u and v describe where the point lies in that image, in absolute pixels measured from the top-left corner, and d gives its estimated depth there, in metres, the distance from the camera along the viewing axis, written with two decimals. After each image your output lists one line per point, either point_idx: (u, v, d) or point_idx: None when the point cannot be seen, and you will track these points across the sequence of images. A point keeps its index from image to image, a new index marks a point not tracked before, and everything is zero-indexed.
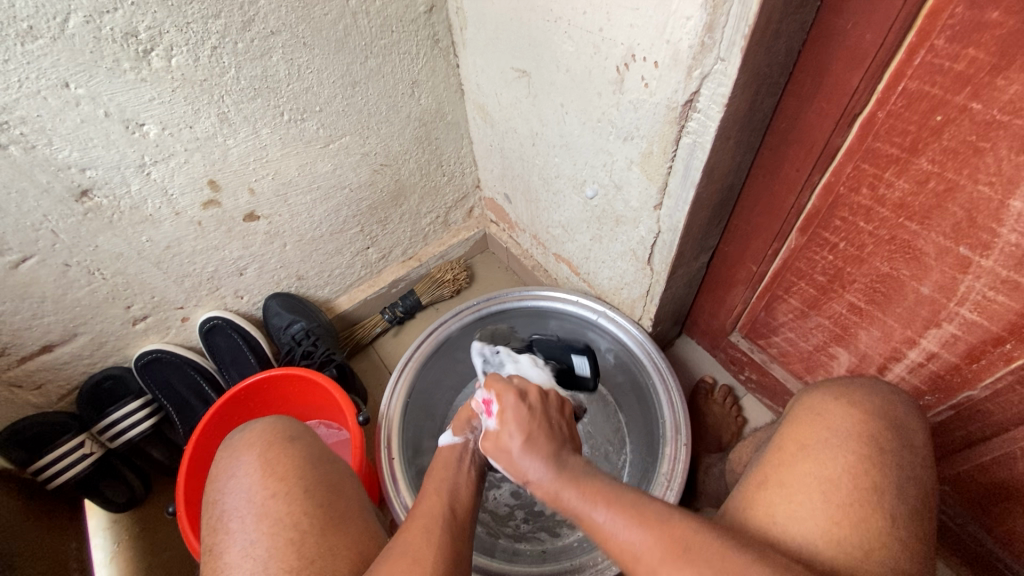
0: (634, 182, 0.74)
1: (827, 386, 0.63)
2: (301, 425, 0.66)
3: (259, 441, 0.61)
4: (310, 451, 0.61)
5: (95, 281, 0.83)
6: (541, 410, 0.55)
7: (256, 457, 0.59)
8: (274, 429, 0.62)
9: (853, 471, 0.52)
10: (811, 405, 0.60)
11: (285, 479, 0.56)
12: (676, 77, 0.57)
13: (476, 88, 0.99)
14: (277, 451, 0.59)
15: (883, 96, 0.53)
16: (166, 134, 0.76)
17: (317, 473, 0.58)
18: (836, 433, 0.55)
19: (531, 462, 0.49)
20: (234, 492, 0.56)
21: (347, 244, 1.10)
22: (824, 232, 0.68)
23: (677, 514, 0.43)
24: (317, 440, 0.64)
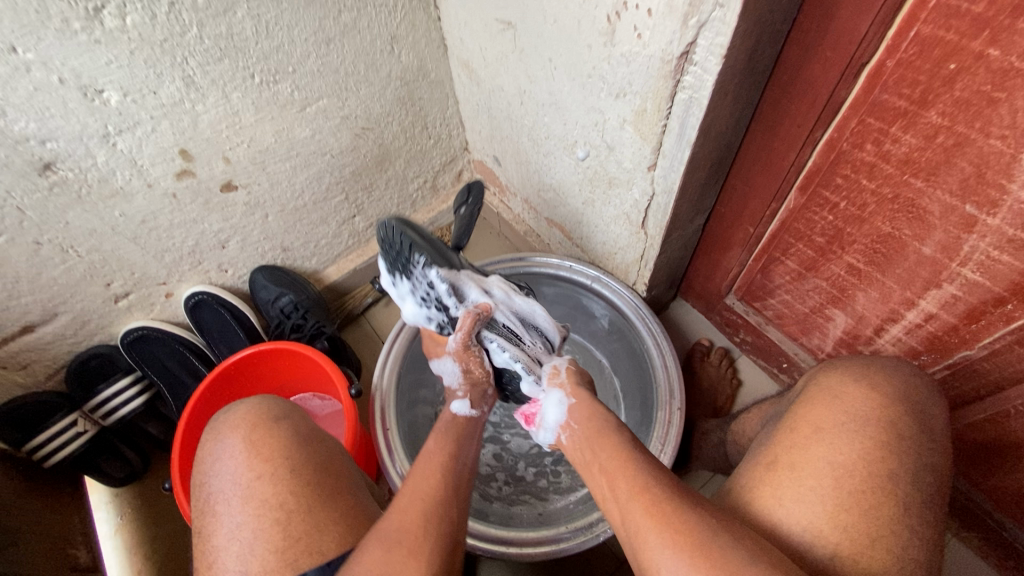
0: (627, 142, 0.70)
1: (843, 360, 0.61)
2: (287, 404, 0.64)
3: (244, 423, 0.59)
4: (297, 431, 0.59)
5: (70, 259, 0.80)
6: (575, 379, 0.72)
7: (241, 440, 0.57)
8: (258, 411, 0.61)
9: (866, 455, 0.50)
10: (823, 381, 0.58)
11: (270, 462, 0.55)
12: (671, 26, 0.53)
13: (459, 42, 0.93)
14: (263, 433, 0.58)
15: (893, 43, 0.50)
16: (129, 101, 0.72)
17: (308, 455, 0.57)
18: (841, 410, 0.54)
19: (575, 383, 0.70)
20: (222, 475, 0.55)
21: (333, 213, 1.07)
22: (824, 191, 0.66)
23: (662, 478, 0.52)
24: (303, 418, 0.62)
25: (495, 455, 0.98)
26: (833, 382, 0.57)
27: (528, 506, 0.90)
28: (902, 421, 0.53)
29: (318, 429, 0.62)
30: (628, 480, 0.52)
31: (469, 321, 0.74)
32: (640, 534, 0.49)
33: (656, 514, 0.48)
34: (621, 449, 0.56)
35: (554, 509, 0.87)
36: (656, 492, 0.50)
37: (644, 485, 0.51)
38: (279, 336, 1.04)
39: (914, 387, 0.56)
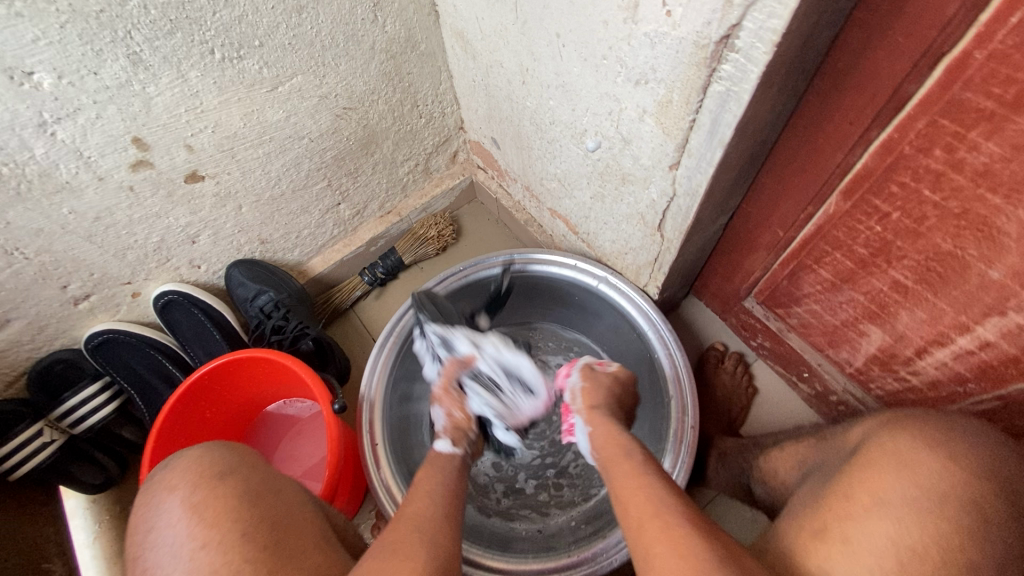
0: (646, 136, 0.61)
1: (911, 419, 0.55)
2: (233, 452, 0.58)
3: (184, 481, 0.53)
4: (246, 486, 0.53)
5: (17, 262, 0.72)
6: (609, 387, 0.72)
7: (182, 501, 0.51)
8: (200, 465, 0.55)
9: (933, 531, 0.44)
10: (880, 441, 0.53)
11: (215, 526, 0.49)
12: (711, 4, 0.43)
13: (452, 9, 0.81)
14: (205, 493, 0.51)
15: (987, 29, 0.40)
16: (65, 84, 0.61)
17: (254, 511, 0.51)
18: (902, 477, 0.48)
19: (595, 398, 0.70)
20: (163, 545, 0.49)
21: (314, 201, 0.97)
22: (874, 198, 0.57)
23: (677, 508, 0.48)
24: (255, 470, 0.56)
25: (494, 464, 0.91)
26: (889, 445, 0.52)
27: (527, 523, 0.85)
28: (975, 494, 0.46)
29: (271, 478, 0.56)
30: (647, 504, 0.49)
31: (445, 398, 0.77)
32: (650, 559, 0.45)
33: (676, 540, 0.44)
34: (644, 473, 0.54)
35: (554, 527, 0.82)
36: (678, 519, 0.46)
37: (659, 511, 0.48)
38: (259, 336, 0.96)
39: (991, 457, 0.50)
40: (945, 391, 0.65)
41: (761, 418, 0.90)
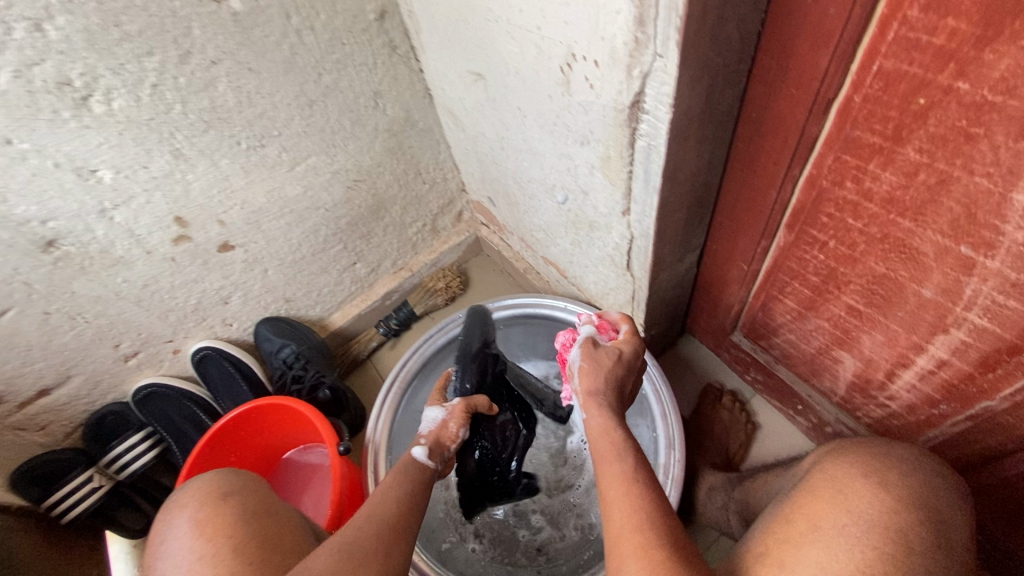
0: (599, 187, 0.68)
1: (863, 448, 0.59)
2: (246, 475, 0.57)
3: (193, 498, 0.53)
4: (249, 505, 0.52)
5: (79, 325, 0.85)
6: (611, 367, 0.66)
7: (188, 515, 0.51)
8: (212, 481, 0.55)
9: (909, 535, 0.48)
10: (837, 465, 0.57)
11: (212, 541, 0.48)
12: (618, 77, 0.51)
13: (441, 91, 0.94)
14: (211, 509, 0.51)
15: (858, 77, 0.46)
16: (122, 177, 0.76)
17: (254, 530, 0.49)
18: (870, 482, 0.53)
19: (595, 382, 0.63)
20: (161, 558, 0.49)
21: (332, 262, 1.09)
22: (812, 229, 0.61)
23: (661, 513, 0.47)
24: (262, 493, 0.55)
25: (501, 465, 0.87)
26: (856, 466, 0.55)
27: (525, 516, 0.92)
28: (938, 511, 0.51)
29: (275, 500, 0.55)
30: (639, 520, 0.47)
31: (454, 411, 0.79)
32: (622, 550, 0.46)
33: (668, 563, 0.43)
34: (637, 486, 0.50)
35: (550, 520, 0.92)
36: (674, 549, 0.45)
37: (650, 535, 0.46)
38: (283, 386, 1.06)
39: (942, 493, 0.53)
40: (923, 414, 0.65)
41: (761, 454, 0.90)
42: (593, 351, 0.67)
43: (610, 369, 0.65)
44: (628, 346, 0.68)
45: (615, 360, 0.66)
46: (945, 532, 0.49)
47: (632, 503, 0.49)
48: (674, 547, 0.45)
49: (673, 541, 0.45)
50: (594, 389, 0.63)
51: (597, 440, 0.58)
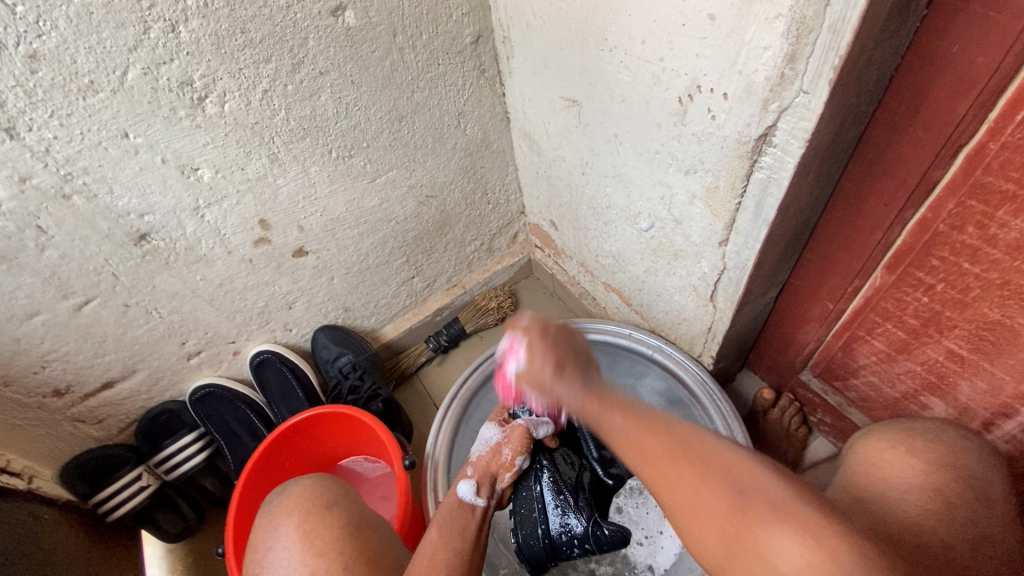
0: (696, 217, 0.69)
1: (885, 421, 0.62)
2: (338, 488, 0.65)
3: (297, 510, 0.61)
4: (347, 518, 0.60)
5: (153, 320, 0.85)
6: (563, 335, 0.59)
7: (294, 528, 0.59)
8: (310, 495, 0.63)
9: (943, 490, 0.52)
10: (870, 442, 0.59)
11: (321, 556, 0.55)
12: (749, 110, 0.53)
13: (522, 115, 0.96)
14: (315, 522, 0.59)
15: (996, 124, 0.48)
16: (219, 177, 0.77)
17: (355, 544, 0.57)
18: (901, 451, 0.56)
19: (562, 385, 0.53)
20: (274, 567, 0.56)
21: (393, 274, 1.09)
22: (917, 271, 0.62)
23: (687, 425, 0.45)
24: (354, 504, 0.63)
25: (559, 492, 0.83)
26: (890, 440, 0.58)
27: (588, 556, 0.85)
28: (965, 467, 0.53)
29: (365, 511, 0.63)
30: (670, 458, 0.43)
31: (516, 432, 0.80)
32: (673, 491, 0.43)
33: (721, 483, 0.40)
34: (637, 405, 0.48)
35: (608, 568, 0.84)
36: (710, 454, 0.43)
37: (684, 457, 0.43)
38: (336, 395, 1.06)
39: (966, 444, 0.56)
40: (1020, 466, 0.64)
41: None
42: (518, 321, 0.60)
43: (556, 339, 0.57)
44: (539, 327, 0.59)
45: (551, 333, 0.58)
46: (980, 487, 0.52)
47: (651, 456, 0.44)
48: (721, 456, 0.42)
49: (711, 461, 0.42)
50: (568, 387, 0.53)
51: (600, 423, 0.49)
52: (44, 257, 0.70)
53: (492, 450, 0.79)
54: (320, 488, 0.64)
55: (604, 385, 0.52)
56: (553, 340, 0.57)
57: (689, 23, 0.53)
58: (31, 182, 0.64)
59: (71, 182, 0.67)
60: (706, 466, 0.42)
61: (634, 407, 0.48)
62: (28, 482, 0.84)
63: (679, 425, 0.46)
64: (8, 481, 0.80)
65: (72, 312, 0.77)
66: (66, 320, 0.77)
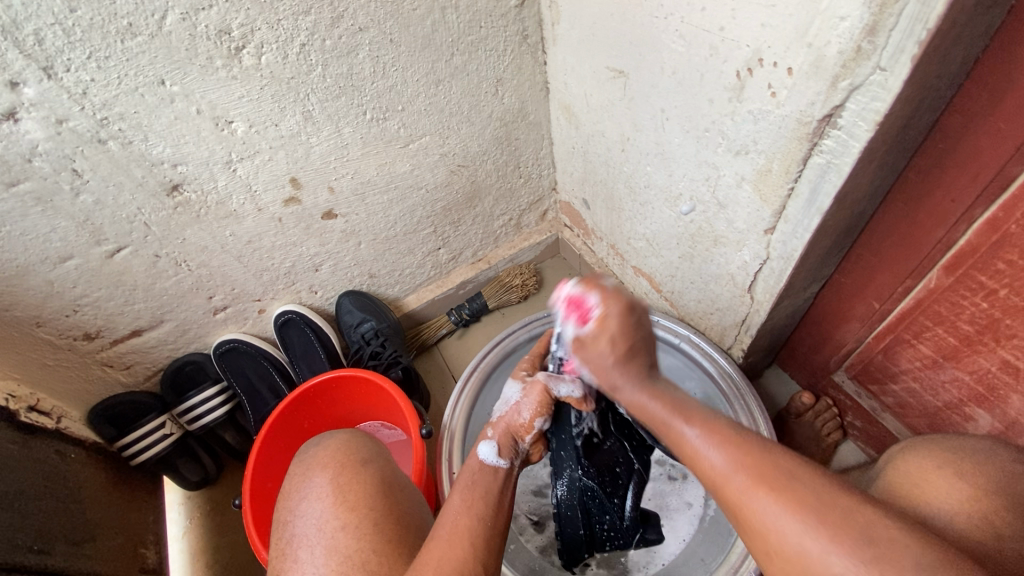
0: (743, 202, 0.65)
1: (934, 437, 0.54)
2: (373, 446, 0.64)
3: (333, 463, 0.60)
4: (381, 476, 0.59)
5: (182, 272, 0.86)
6: (639, 312, 0.55)
7: (328, 481, 0.58)
8: (345, 450, 0.61)
9: (993, 517, 0.45)
10: (911, 461, 0.51)
11: (355, 510, 0.55)
12: (816, 87, 0.49)
13: (563, 87, 0.92)
14: (349, 477, 0.58)
15: None
16: (253, 132, 0.76)
17: (388, 503, 0.56)
18: (949, 473, 0.48)
19: (622, 377, 0.53)
20: (306, 517, 0.56)
21: (419, 244, 1.08)
22: (979, 274, 0.57)
23: (776, 447, 0.43)
24: (388, 463, 0.62)
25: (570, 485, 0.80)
26: (933, 461, 0.50)
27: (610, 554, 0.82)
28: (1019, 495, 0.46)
29: (398, 471, 0.62)
30: (772, 487, 0.40)
31: (536, 393, 0.68)
32: (760, 522, 0.40)
33: (838, 528, 0.37)
34: (717, 424, 0.46)
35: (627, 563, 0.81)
36: (824, 490, 0.39)
37: (792, 492, 0.39)
38: (357, 360, 1.06)
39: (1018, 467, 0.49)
40: None
41: None
42: (596, 284, 0.56)
43: (634, 317, 0.54)
44: (617, 307, 0.54)
45: (617, 320, 0.53)
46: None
47: (749, 484, 0.41)
48: (836, 495, 0.39)
49: (826, 503, 0.38)
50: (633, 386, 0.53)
51: (676, 425, 0.48)
52: (79, 202, 0.71)
53: (513, 406, 0.68)
54: (352, 444, 0.63)
55: (681, 398, 0.51)
56: (633, 332, 0.54)
57: None
58: (68, 124, 0.64)
59: (106, 127, 0.67)
60: (824, 506, 0.38)
61: (713, 423, 0.46)
62: (57, 423, 0.87)
63: (779, 450, 0.42)
64: (37, 420, 0.84)
65: (104, 258, 0.77)
66: (99, 266, 0.78)
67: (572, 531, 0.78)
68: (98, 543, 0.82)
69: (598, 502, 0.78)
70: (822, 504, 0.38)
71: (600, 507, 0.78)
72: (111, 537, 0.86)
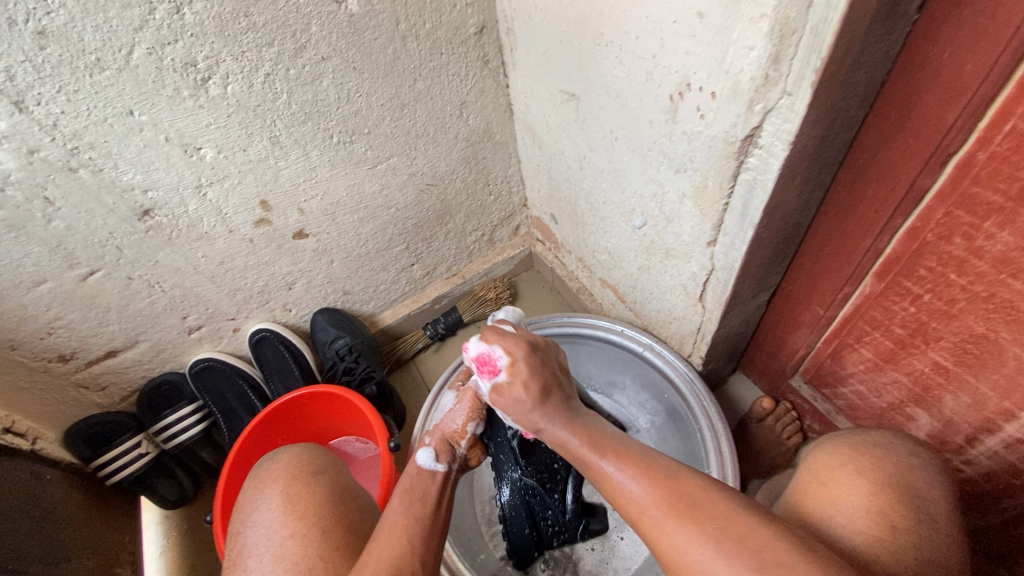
0: (687, 216, 0.69)
1: (842, 432, 0.60)
2: (326, 458, 0.66)
3: (284, 475, 0.62)
4: (331, 487, 0.61)
5: (155, 293, 0.88)
6: (550, 366, 0.63)
7: (279, 492, 0.60)
8: (297, 463, 0.64)
9: (887, 510, 0.50)
10: (821, 456, 0.57)
11: (304, 519, 0.57)
12: (736, 110, 0.52)
13: (525, 108, 0.96)
14: (300, 488, 0.60)
15: (985, 134, 0.47)
16: (221, 157, 0.79)
17: (337, 512, 0.58)
18: (854, 476, 0.53)
19: (543, 418, 0.57)
20: (256, 527, 0.58)
21: (393, 261, 1.11)
22: (905, 281, 0.61)
23: (683, 471, 0.47)
24: (339, 474, 0.64)
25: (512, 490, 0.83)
26: (839, 458, 0.55)
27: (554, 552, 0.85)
28: (908, 483, 0.52)
29: (350, 482, 0.64)
30: (675, 511, 0.43)
31: (469, 396, 0.73)
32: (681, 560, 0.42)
33: (738, 541, 0.40)
34: (623, 450, 0.50)
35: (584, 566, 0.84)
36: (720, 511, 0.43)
37: (693, 516, 0.43)
38: (332, 376, 1.08)
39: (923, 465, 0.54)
40: (1002, 483, 0.63)
41: None
42: (497, 337, 0.64)
43: (537, 360, 0.62)
44: (522, 354, 0.62)
45: (530, 370, 0.61)
46: (923, 509, 0.50)
47: (660, 516, 0.44)
48: (731, 514, 0.42)
49: (720, 525, 0.42)
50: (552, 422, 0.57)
51: (597, 463, 0.50)
52: (51, 228, 0.73)
53: (447, 414, 0.72)
54: (304, 456, 0.65)
55: (597, 430, 0.54)
56: (540, 367, 0.61)
57: (680, 20, 0.53)
58: (39, 154, 0.67)
59: (77, 156, 0.69)
60: (719, 527, 0.42)
61: (625, 452, 0.50)
62: (32, 445, 0.88)
63: (686, 475, 0.46)
64: (12, 441, 0.84)
65: (77, 282, 0.80)
66: (72, 289, 0.80)
67: (517, 531, 0.81)
68: (71, 564, 0.83)
69: (540, 498, 0.82)
70: (721, 521, 0.42)
71: (541, 503, 0.82)
72: (83, 557, 0.86)
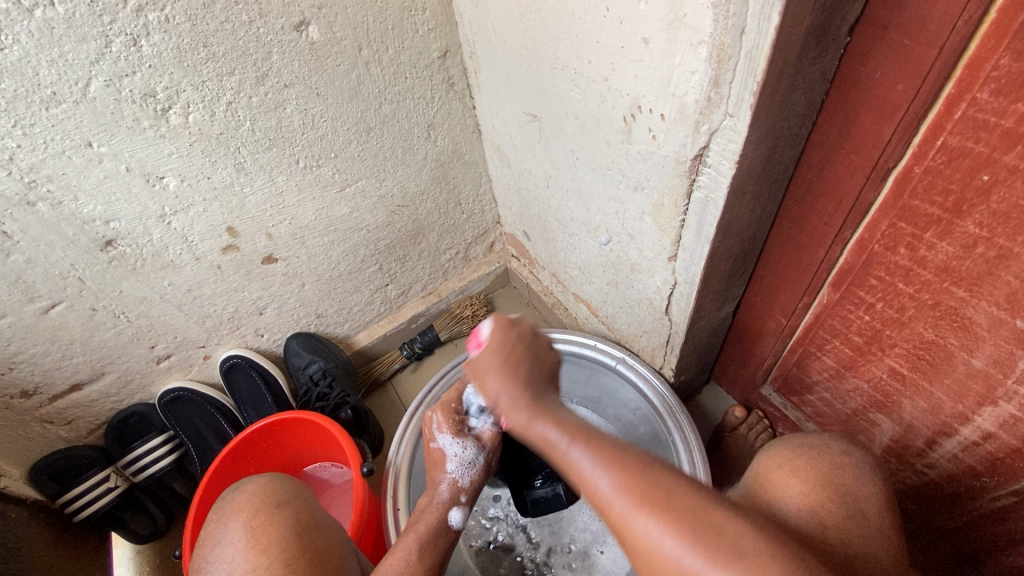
0: (647, 232, 0.70)
1: (794, 439, 0.61)
2: (292, 489, 0.65)
3: (248, 507, 0.61)
4: (296, 518, 0.60)
5: (121, 324, 0.87)
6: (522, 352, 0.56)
7: (242, 525, 0.59)
8: (262, 494, 0.63)
9: (819, 511, 0.51)
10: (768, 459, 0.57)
11: (265, 552, 0.55)
12: (684, 131, 0.54)
13: (491, 129, 0.98)
14: (263, 520, 0.59)
15: (920, 149, 0.48)
16: (185, 186, 0.79)
17: (301, 545, 0.57)
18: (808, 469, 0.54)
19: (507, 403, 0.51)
20: (219, 561, 0.57)
21: (366, 282, 1.11)
22: (858, 290, 0.62)
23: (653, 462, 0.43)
24: (305, 506, 0.63)
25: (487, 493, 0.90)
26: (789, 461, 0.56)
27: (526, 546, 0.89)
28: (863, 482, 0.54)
29: (317, 514, 0.64)
30: (653, 507, 0.40)
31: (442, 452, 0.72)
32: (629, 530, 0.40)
33: (691, 525, 0.38)
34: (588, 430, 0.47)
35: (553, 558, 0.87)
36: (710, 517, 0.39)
37: (672, 514, 0.39)
38: (305, 401, 1.07)
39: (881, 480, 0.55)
40: (963, 486, 0.64)
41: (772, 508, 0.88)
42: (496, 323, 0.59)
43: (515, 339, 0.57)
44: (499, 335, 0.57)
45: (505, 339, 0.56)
46: (854, 504, 0.51)
47: (624, 498, 0.41)
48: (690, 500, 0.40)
49: (683, 511, 0.39)
50: (520, 398, 0.52)
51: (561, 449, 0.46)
52: (10, 261, 0.72)
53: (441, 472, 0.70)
54: (269, 487, 0.64)
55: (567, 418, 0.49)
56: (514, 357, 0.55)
57: (627, 46, 0.54)
58: None
59: (35, 189, 0.68)
60: (703, 529, 0.38)
61: (580, 434, 0.46)
62: None
63: (655, 467, 0.43)
64: None
65: (38, 314, 0.78)
66: (33, 323, 0.78)
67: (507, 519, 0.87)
68: None
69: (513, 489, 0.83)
70: (675, 505, 0.39)
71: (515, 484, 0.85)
72: None
